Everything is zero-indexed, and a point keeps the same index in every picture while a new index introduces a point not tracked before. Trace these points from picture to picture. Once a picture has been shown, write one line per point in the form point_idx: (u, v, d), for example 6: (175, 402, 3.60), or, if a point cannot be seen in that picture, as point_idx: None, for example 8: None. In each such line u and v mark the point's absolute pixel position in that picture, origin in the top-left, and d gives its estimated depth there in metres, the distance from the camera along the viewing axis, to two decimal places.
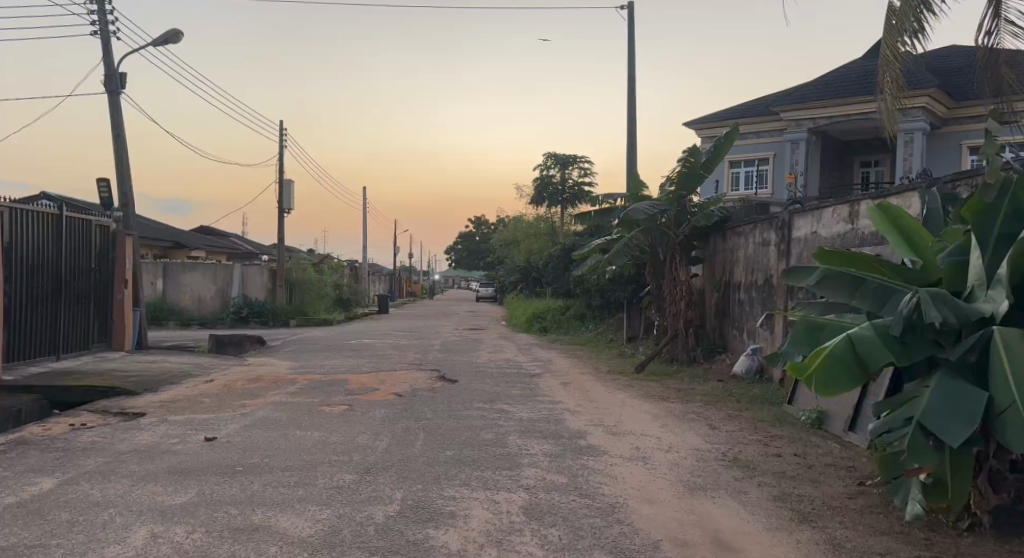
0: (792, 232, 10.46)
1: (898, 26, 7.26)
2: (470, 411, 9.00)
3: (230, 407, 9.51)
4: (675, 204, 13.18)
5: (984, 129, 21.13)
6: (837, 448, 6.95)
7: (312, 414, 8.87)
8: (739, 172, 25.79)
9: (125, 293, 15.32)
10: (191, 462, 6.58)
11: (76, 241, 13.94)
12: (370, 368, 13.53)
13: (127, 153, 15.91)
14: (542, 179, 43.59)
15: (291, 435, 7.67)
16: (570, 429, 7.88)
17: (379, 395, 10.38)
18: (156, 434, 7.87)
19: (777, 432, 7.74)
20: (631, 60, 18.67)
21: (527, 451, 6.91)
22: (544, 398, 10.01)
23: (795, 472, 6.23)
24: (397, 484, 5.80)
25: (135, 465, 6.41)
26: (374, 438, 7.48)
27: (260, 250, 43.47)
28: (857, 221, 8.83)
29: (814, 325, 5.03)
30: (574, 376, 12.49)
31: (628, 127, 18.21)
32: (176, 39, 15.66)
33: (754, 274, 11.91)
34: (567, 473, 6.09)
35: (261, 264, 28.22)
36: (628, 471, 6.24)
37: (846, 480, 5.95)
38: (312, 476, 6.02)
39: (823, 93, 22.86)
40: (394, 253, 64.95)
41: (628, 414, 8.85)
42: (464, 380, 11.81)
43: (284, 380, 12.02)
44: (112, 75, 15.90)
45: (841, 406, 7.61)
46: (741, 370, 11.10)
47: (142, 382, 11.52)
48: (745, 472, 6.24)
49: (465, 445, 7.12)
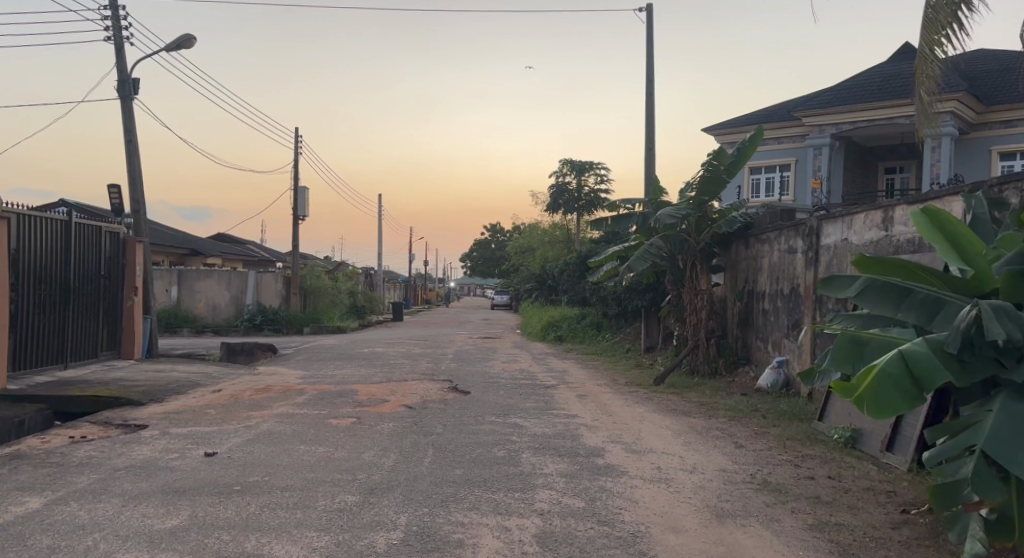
0: (821, 240, 10.00)
1: (936, 21, 6.82)
2: (483, 425, 8.61)
3: (235, 419, 9.18)
4: (696, 210, 12.75)
5: (1014, 134, 20.47)
6: (874, 470, 6.51)
7: (318, 428, 8.52)
8: (759, 179, 25.27)
9: (135, 299, 15.10)
10: (187, 479, 6.24)
11: (85, 247, 13.74)
12: (381, 378, 13.19)
13: (139, 159, 15.73)
14: (558, 185, 43.11)
15: (295, 450, 7.32)
16: (587, 447, 7.47)
17: (388, 407, 10.00)
18: (155, 447, 7.55)
19: (808, 451, 7.29)
20: (650, 64, 18.27)
21: (541, 470, 6.51)
22: (560, 412, 9.60)
23: (831, 497, 5.78)
24: (402, 507, 5.43)
25: (129, 483, 6.09)
26: (381, 454, 7.12)
27: (276, 257, 43.40)
28: (890, 227, 8.36)
29: (856, 340, 4.57)
30: (591, 388, 12.06)
31: (646, 133, 17.80)
32: (189, 44, 15.49)
33: (780, 282, 11.44)
34: (584, 497, 5.68)
35: (275, 271, 28.06)
36: (651, 494, 5.82)
37: (887, 507, 5.50)
38: (312, 497, 5.65)
39: (847, 97, 22.30)
40: (409, 261, 64.80)
41: (648, 430, 8.41)
42: (477, 392, 11.43)
43: (292, 391, 11.70)
44: (125, 81, 15.75)
45: (877, 425, 7.16)
46: (766, 384, 10.65)
47: (148, 391, 11.26)
48: (777, 497, 5.79)
49: (476, 463, 6.73)
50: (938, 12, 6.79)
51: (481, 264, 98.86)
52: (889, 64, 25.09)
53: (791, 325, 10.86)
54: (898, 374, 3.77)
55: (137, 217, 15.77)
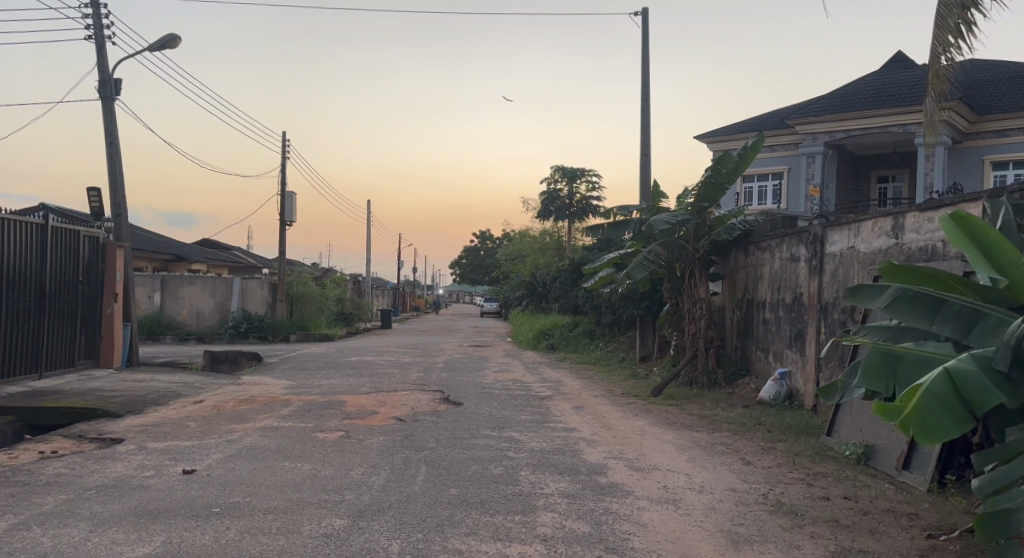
0: (826, 248, 9.73)
1: (948, 18, 6.78)
2: (477, 440, 8.23)
3: (216, 433, 8.74)
4: (696, 216, 12.45)
5: (1007, 144, 20.31)
6: (891, 490, 6.18)
7: (305, 442, 8.11)
8: (752, 187, 25.08)
9: (115, 306, 14.57)
10: (163, 500, 5.82)
11: (62, 252, 13.25)
12: (370, 388, 12.77)
13: (121, 161, 15.26)
14: (549, 192, 42.77)
15: (279, 467, 6.90)
16: (588, 463, 7.11)
17: (377, 419, 9.59)
18: (130, 464, 7.11)
19: (819, 469, 6.96)
20: (644, 70, 18.00)
21: (541, 489, 6.13)
22: (557, 425, 9.23)
23: (851, 521, 5.44)
24: (394, 532, 5.04)
25: (99, 505, 5.65)
26: (370, 472, 6.71)
27: (263, 263, 42.81)
28: (901, 235, 8.05)
29: (890, 354, 4.28)
30: (587, 399, 11.70)
31: (641, 139, 17.52)
32: (174, 44, 15.04)
33: (782, 291, 11.15)
34: (589, 520, 5.31)
35: (262, 277, 27.38)
36: (659, 517, 5.46)
37: (911, 532, 5.16)
38: (297, 521, 5.25)
39: (841, 106, 22.17)
40: (398, 268, 64.23)
41: (650, 445, 8.07)
42: (470, 403, 11.05)
43: (277, 402, 11.26)
44: (106, 81, 15.29)
45: (891, 441, 6.84)
46: (769, 397, 10.37)
47: (126, 402, 10.79)
48: (794, 520, 5.45)
49: (472, 482, 6.34)
50: (950, 9, 6.75)
51: (470, 271, 98.46)
52: (882, 73, 24.95)
53: (793, 335, 10.57)
54: (945, 394, 3.47)
55: (117, 222, 15.27)
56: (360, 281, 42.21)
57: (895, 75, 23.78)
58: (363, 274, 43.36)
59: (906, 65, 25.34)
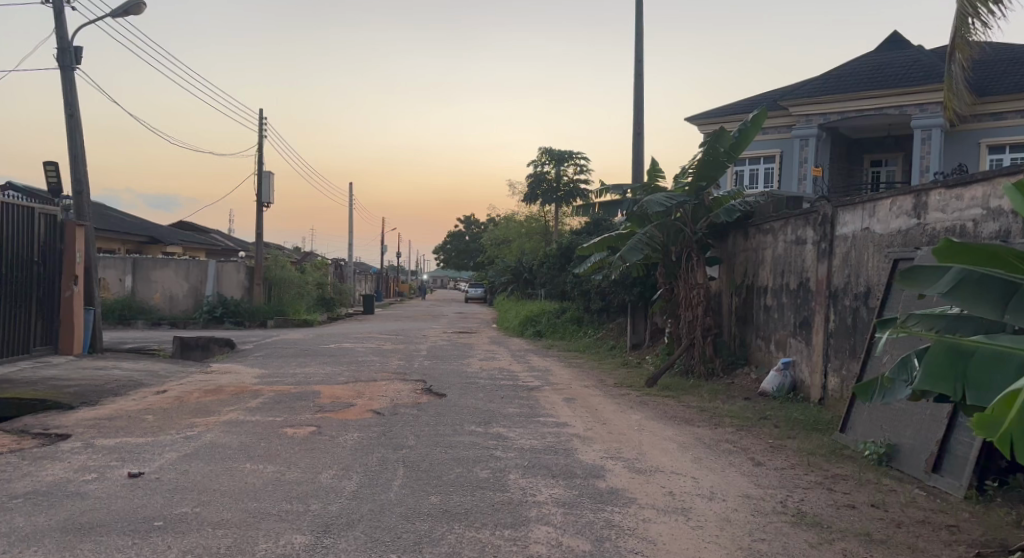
0: (836, 229, 9.05)
1: None
2: (461, 437, 7.49)
3: (173, 428, 7.95)
4: (692, 196, 11.78)
5: (1005, 127, 19.74)
6: (922, 497, 5.54)
7: (270, 440, 7.34)
8: (743, 170, 24.46)
9: (75, 289, 13.66)
10: (100, 510, 5.07)
11: (14, 231, 12.32)
12: (347, 378, 11.99)
13: (82, 134, 14.30)
14: (535, 175, 41.80)
15: (238, 470, 6.14)
16: (585, 465, 6.41)
17: (354, 413, 8.87)
18: (71, 465, 6.32)
19: (837, 471, 6.33)
20: (637, 44, 17.23)
21: (533, 496, 5.44)
22: (549, 420, 8.51)
23: (885, 535, 4.78)
24: (362, 552, 4.31)
25: (20, 517, 4.88)
26: (341, 476, 5.97)
27: (241, 246, 41.63)
28: (923, 214, 7.38)
29: (959, 351, 3.84)
30: (578, 390, 11.04)
31: (634, 117, 16.77)
32: (138, 9, 14.04)
33: (785, 277, 10.51)
34: (590, 536, 4.62)
35: (238, 260, 26.47)
36: (668, 531, 4.78)
37: (955, 550, 4.52)
38: (250, 538, 4.51)
39: (835, 86, 21.57)
40: (382, 254, 63.19)
41: (651, 443, 7.40)
42: (454, 394, 10.34)
43: (246, 393, 10.48)
44: (66, 48, 14.28)
45: (916, 441, 6.20)
46: (770, 388, 9.76)
47: (82, 393, 9.96)
48: (821, 535, 4.78)
49: (455, 488, 5.60)
50: None
51: (455, 255, 97.38)
52: (877, 54, 24.31)
53: (797, 322, 9.96)
54: None
55: (78, 198, 14.26)
56: (342, 264, 41.15)
57: (892, 55, 23.11)
58: (346, 259, 42.18)
59: (901, 46, 24.77)
